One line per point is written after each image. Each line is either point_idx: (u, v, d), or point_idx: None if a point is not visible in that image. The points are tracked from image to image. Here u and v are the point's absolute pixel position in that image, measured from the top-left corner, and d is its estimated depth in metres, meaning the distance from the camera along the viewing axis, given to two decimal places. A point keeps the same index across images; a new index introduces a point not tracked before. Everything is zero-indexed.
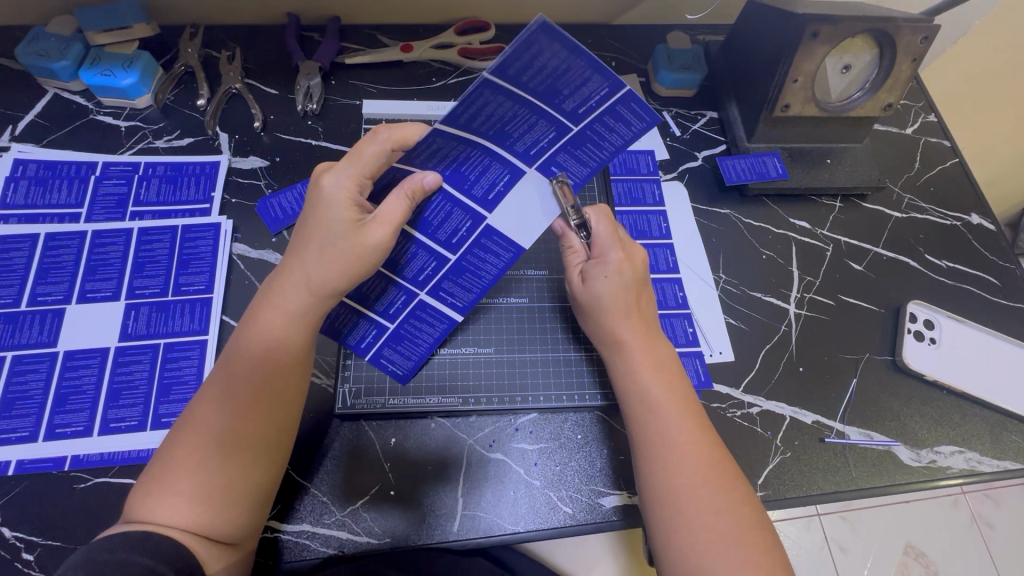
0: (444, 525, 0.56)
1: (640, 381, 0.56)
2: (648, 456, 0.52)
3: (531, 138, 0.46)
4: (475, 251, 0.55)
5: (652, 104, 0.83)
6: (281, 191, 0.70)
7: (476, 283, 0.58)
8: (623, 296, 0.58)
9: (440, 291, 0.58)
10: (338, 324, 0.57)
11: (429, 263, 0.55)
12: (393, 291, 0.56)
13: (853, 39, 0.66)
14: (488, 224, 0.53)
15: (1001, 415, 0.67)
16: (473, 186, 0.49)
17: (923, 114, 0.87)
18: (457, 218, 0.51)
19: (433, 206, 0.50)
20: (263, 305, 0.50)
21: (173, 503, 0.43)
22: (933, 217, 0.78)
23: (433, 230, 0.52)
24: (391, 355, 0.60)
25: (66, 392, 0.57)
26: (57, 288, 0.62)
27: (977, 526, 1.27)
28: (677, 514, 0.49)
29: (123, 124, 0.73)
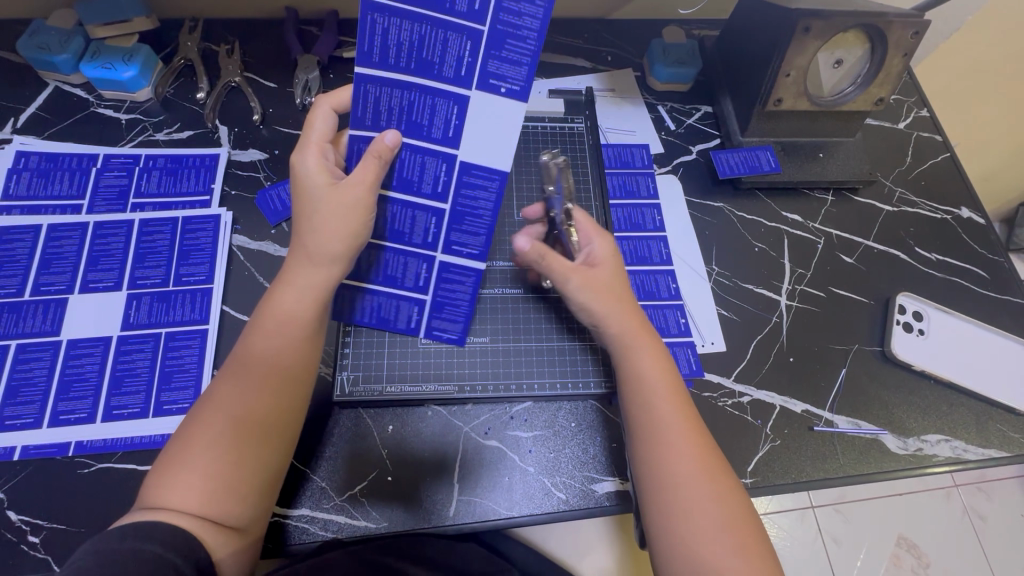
0: (440, 510, 0.57)
1: (640, 374, 0.56)
2: (643, 448, 0.53)
3: (454, 56, 0.50)
4: (463, 192, 0.57)
5: (647, 98, 0.83)
6: (280, 184, 0.71)
7: (481, 225, 0.59)
8: (619, 283, 0.60)
9: (452, 245, 0.60)
10: (386, 315, 0.63)
11: (429, 220, 0.59)
12: (414, 262, 0.61)
13: (844, 34, 0.67)
14: (461, 160, 0.55)
15: (987, 405, 0.68)
16: (431, 127, 0.53)
17: (916, 109, 0.88)
18: (431, 164, 0.55)
19: (408, 164, 0.55)
20: (271, 291, 0.52)
21: (183, 484, 0.44)
22: (924, 210, 0.80)
23: (418, 187, 0.57)
24: (440, 324, 0.63)
25: (70, 380, 0.59)
26: (60, 278, 0.63)
27: (969, 519, 1.28)
28: (671, 503, 0.50)
29: (123, 116, 0.73)
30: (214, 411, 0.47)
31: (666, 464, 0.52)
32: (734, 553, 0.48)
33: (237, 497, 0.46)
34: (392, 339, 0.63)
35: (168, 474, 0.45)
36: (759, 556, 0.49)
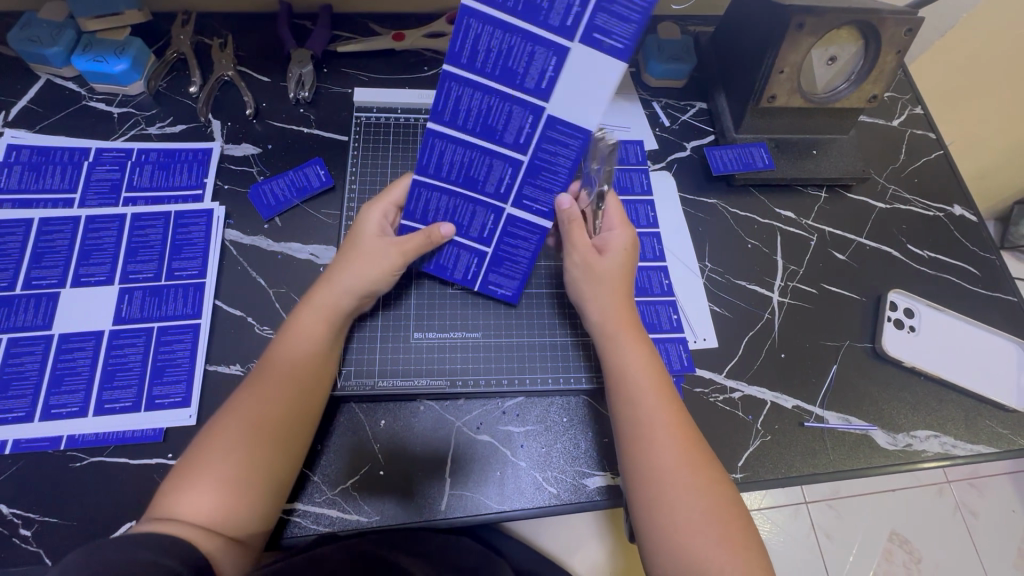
0: (432, 504, 0.58)
1: (627, 366, 0.57)
2: (629, 438, 0.54)
3: (538, 69, 0.50)
4: (507, 240, 0.63)
5: (641, 94, 0.83)
6: (273, 178, 0.71)
7: (555, 180, 0.57)
8: (625, 276, 0.61)
9: (524, 199, 0.59)
10: (444, 262, 0.65)
11: (505, 170, 0.57)
12: (481, 210, 0.60)
13: (838, 31, 0.67)
14: (510, 215, 0.60)
15: (976, 400, 0.69)
16: (504, 132, 0.54)
17: (910, 106, 0.88)
18: (498, 168, 0.57)
19: (462, 212, 0.61)
20: (297, 313, 0.57)
21: (199, 493, 0.47)
22: (917, 208, 0.80)
23: (482, 185, 0.58)
24: (497, 279, 0.65)
25: (61, 374, 0.58)
26: (51, 272, 0.63)
27: (960, 514, 1.29)
28: (657, 495, 0.51)
29: (116, 110, 0.73)
30: (231, 420, 0.50)
31: (650, 456, 0.52)
32: (720, 544, 0.48)
33: (240, 509, 0.48)
34: (385, 335, 0.64)
35: (180, 483, 0.48)
36: (746, 546, 0.49)
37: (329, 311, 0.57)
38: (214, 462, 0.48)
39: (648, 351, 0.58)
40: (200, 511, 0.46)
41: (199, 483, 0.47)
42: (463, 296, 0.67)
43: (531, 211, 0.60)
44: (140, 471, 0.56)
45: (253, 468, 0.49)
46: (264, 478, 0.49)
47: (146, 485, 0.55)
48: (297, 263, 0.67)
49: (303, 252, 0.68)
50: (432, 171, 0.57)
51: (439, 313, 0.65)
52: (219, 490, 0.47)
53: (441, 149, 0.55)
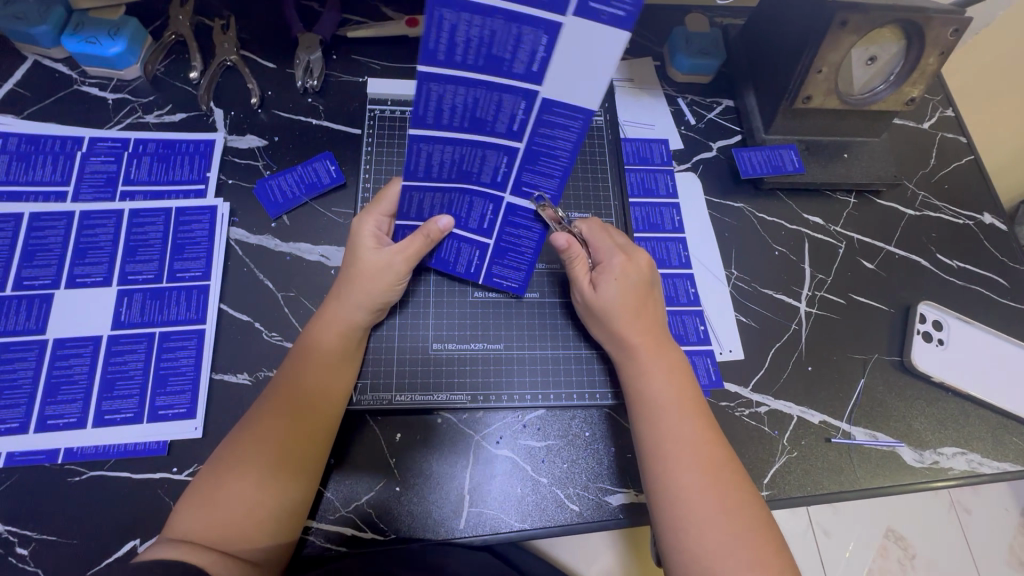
0: (450, 523, 0.55)
1: (649, 383, 0.55)
2: (654, 456, 0.51)
3: (526, 51, 0.40)
4: (508, 228, 0.57)
5: (667, 90, 0.80)
6: (280, 173, 0.67)
7: (556, 166, 0.50)
8: (631, 297, 0.58)
9: (523, 186, 0.52)
10: (445, 257, 0.61)
11: (500, 159, 0.50)
12: (480, 203, 0.55)
13: (881, 30, 0.63)
14: (509, 202, 0.54)
15: (1002, 416, 0.67)
16: (495, 123, 0.46)
17: (941, 108, 0.85)
18: (493, 158, 0.49)
19: (458, 205, 0.55)
20: (310, 328, 0.56)
21: (208, 518, 0.46)
22: (946, 215, 0.77)
23: (477, 177, 0.51)
24: (501, 270, 0.62)
25: (58, 382, 0.55)
26: (44, 272, 0.59)
27: (955, 512, 1.14)
28: (681, 517, 0.48)
29: (110, 96, 0.68)
30: (242, 443, 0.49)
31: (672, 476, 0.50)
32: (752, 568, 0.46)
33: (253, 535, 0.46)
34: (402, 345, 0.61)
35: (192, 506, 0.47)
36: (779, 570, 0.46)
37: (341, 326, 0.55)
38: (227, 485, 0.47)
39: (671, 365, 0.56)
40: (212, 536, 0.45)
41: (212, 506, 0.46)
42: (482, 304, 0.64)
43: (530, 196, 0.53)
44: (144, 487, 0.53)
45: (268, 491, 0.48)
46: (278, 503, 0.48)
47: (151, 502, 0.52)
48: (307, 265, 0.64)
49: (313, 254, 0.64)
50: (421, 174, 0.50)
51: (456, 322, 0.63)
52: (232, 514, 0.46)
53: (428, 153, 0.47)
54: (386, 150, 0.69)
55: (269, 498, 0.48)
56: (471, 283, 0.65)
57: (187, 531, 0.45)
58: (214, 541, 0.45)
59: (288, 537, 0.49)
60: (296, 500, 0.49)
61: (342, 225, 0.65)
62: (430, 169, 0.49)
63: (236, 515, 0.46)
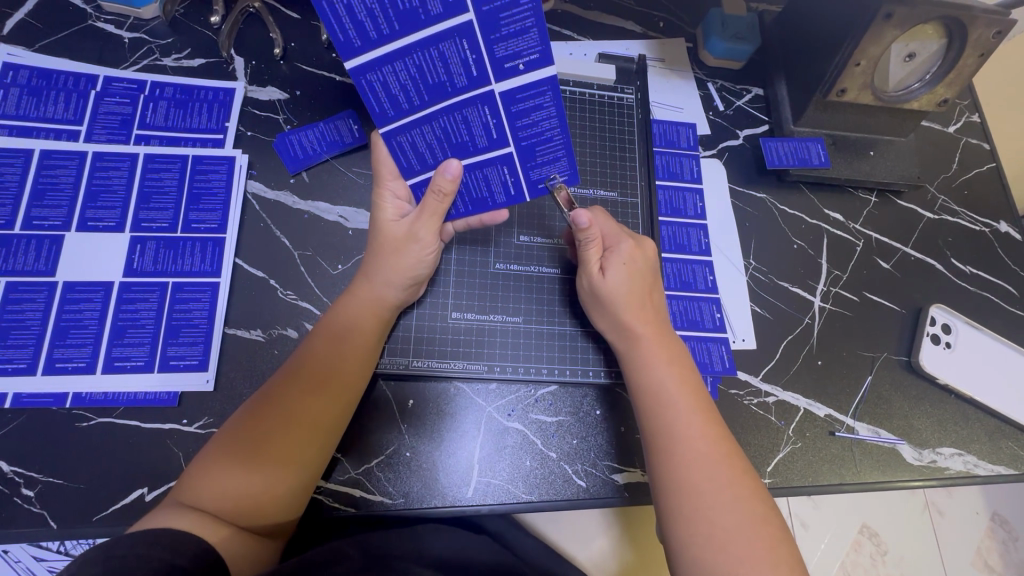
0: (458, 491, 0.56)
1: (654, 374, 0.54)
2: (657, 447, 0.51)
3: None
4: (521, 124, 0.50)
5: (697, 72, 0.78)
6: (301, 129, 0.65)
7: (520, 16, 0.43)
8: (638, 285, 0.58)
9: (504, 64, 0.46)
10: (477, 194, 0.54)
11: (459, 46, 0.44)
12: (473, 110, 0.48)
13: (924, 26, 0.62)
14: (500, 93, 0.47)
15: (1000, 421, 0.68)
16: (427, 6, 0.41)
17: (968, 113, 0.84)
18: (452, 51, 0.44)
19: (454, 129, 0.49)
20: (340, 302, 0.55)
21: (208, 487, 0.45)
22: (964, 220, 0.78)
23: (452, 85, 0.46)
24: (542, 171, 0.53)
25: (67, 326, 0.54)
26: (55, 213, 0.57)
27: (929, 514, 1.17)
28: (680, 502, 0.48)
29: (125, 34, 0.65)
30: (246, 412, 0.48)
31: (674, 463, 0.49)
32: (751, 560, 0.44)
33: (259, 506, 0.46)
34: (421, 310, 0.60)
35: (198, 472, 0.46)
36: (789, 564, 0.45)
37: (373, 304, 0.54)
38: (236, 455, 0.46)
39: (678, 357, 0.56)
40: (213, 505, 0.44)
41: (220, 474, 0.45)
42: (502, 274, 0.64)
43: (519, 72, 0.46)
44: (155, 436, 0.52)
45: (268, 463, 0.46)
46: (283, 477, 0.47)
47: (161, 451, 0.52)
48: (326, 225, 0.62)
49: (331, 214, 0.63)
50: (393, 111, 0.47)
51: (476, 291, 0.62)
52: (234, 484, 0.45)
53: (383, 81, 0.45)
54: None
55: (276, 469, 0.47)
56: (494, 254, 0.64)
57: (196, 498, 0.44)
58: (225, 512, 0.44)
59: (300, 511, 0.49)
60: (300, 474, 0.48)
61: (363, 185, 0.64)
62: (399, 98, 0.46)
63: (238, 487, 0.45)
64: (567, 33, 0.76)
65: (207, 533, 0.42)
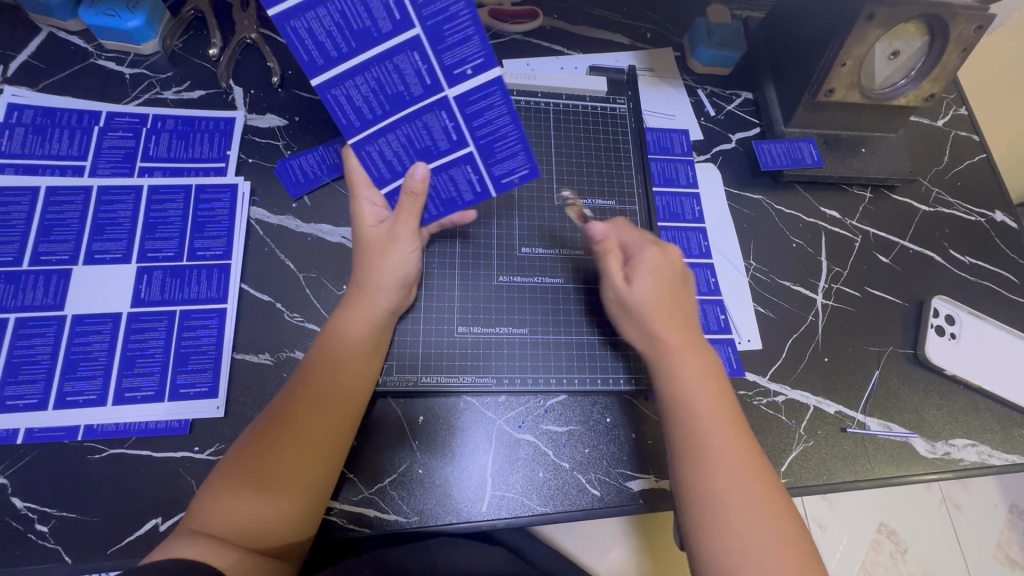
0: (472, 505, 0.56)
1: (687, 382, 0.54)
2: (690, 458, 0.50)
3: None
4: (478, 124, 0.51)
5: (687, 80, 0.80)
6: (301, 153, 0.66)
7: (462, 26, 0.44)
8: (665, 292, 0.58)
9: (454, 73, 0.47)
10: (446, 196, 0.56)
11: (411, 59, 0.45)
12: (432, 116, 0.49)
13: (905, 25, 0.64)
14: (453, 98, 0.48)
15: (1012, 411, 0.68)
16: (377, 25, 0.43)
17: (955, 107, 0.86)
18: (406, 63, 0.46)
19: (417, 137, 0.51)
20: (340, 314, 0.55)
21: (220, 513, 0.45)
22: (960, 212, 0.78)
23: (410, 95, 0.48)
24: (504, 168, 0.54)
25: (77, 358, 0.54)
26: (62, 247, 0.58)
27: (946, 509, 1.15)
28: (712, 515, 0.47)
29: (126, 70, 0.67)
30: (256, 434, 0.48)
31: (701, 473, 0.49)
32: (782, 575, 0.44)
33: (272, 529, 0.46)
34: (427, 326, 0.61)
35: (210, 498, 0.46)
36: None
37: (372, 313, 0.54)
38: (252, 479, 0.46)
39: (709, 366, 0.55)
40: (227, 530, 0.44)
41: (236, 499, 0.45)
42: (506, 286, 0.64)
43: (468, 76, 0.47)
44: (167, 465, 0.52)
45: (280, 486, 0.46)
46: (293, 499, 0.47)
47: (174, 480, 0.52)
48: (329, 246, 0.63)
49: (335, 235, 0.64)
50: (359, 123, 0.48)
51: (480, 305, 0.63)
52: (246, 509, 0.45)
53: (346, 96, 0.47)
54: None
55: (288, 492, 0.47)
56: (496, 267, 0.65)
57: (209, 523, 0.44)
58: (240, 538, 0.44)
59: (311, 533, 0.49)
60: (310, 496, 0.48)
61: None
62: (363, 111, 0.48)
63: (249, 512, 0.45)
64: (556, 48, 0.78)
65: (220, 560, 0.42)
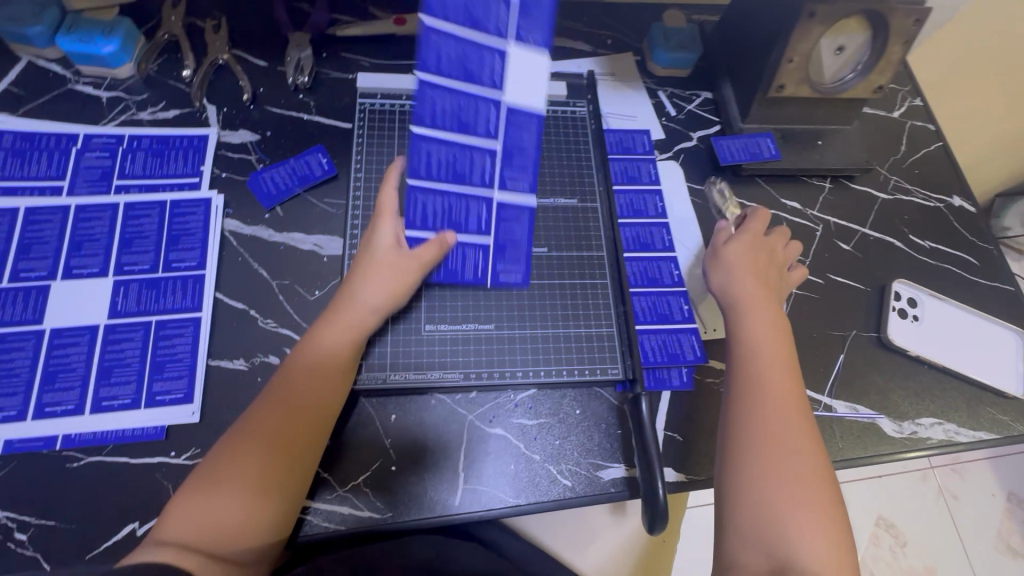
0: (445, 499, 0.57)
1: (754, 336, 0.58)
2: (746, 401, 0.54)
3: (500, 25, 0.44)
4: (504, 224, 0.56)
5: (647, 83, 0.82)
6: (273, 166, 0.68)
7: (528, 161, 0.52)
8: (755, 256, 0.65)
9: (506, 181, 0.53)
10: (453, 268, 0.59)
11: (484, 159, 0.51)
12: (473, 205, 0.54)
13: (847, 21, 0.66)
14: (500, 199, 0.54)
15: (976, 388, 0.70)
16: (476, 125, 0.49)
17: (910, 98, 0.88)
18: (478, 159, 0.51)
19: (456, 212, 0.55)
20: (324, 324, 0.56)
21: (192, 516, 0.46)
22: (918, 198, 0.81)
23: (469, 179, 0.52)
24: (505, 267, 0.59)
25: (55, 370, 0.56)
26: (40, 264, 0.60)
27: None
28: (752, 449, 0.52)
29: (104, 94, 0.70)
30: (240, 441, 0.50)
31: (762, 458, 0.51)
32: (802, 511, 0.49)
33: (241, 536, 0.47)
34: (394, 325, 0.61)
35: (188, 497, 0.48)
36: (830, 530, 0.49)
37: (353, 326, 0.56)
38: (228, 487, 0.48)
39: (784, 357, 0.57)
40: (197, 530, 0.46)
41: (209, 507, 0.47)
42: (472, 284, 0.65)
43: (514, 190, 0.54)
44: (143, 471, 0.54)
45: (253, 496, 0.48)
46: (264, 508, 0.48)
47: (149, 485, 0.53)
48: (301, 254, 0.65)
49: (306, 243, 0.66)
50: (423, 173, 0.51)
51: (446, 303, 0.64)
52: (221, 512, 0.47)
53: (428, 152, 0.49)
54: (376, 139, 0.69)
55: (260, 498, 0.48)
56: None
57: (183, 523, 0.46)
58: (205, 540, 0.46)
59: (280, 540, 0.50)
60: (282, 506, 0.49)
61: (335, 215, 0.67)
62: (421, 169, 0.50)
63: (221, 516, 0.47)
64: None
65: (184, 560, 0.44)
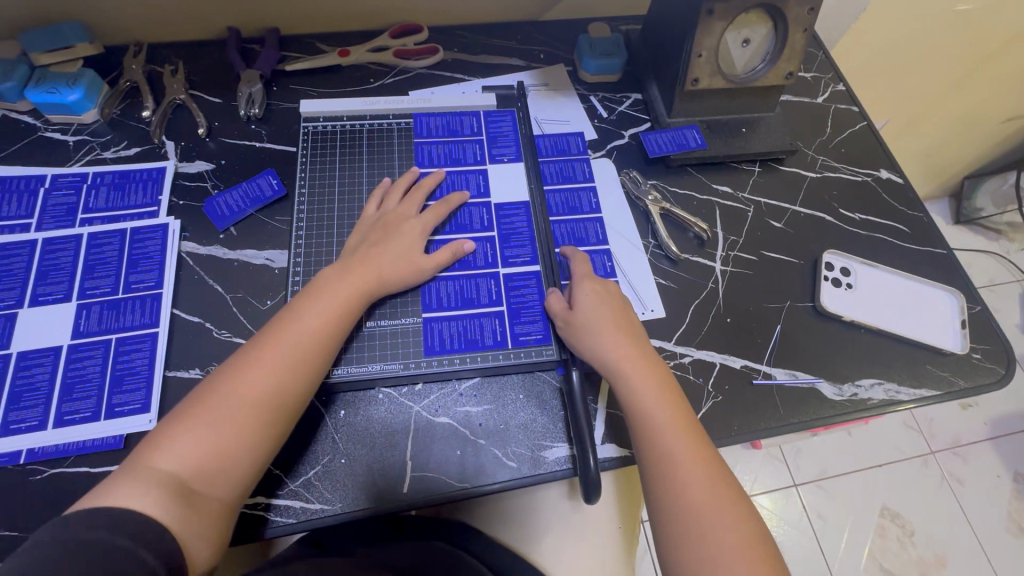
0: (394, 487, 0.59)
1: (647, 405, 0.57)
2: (656, 475, 0.54)
3: (478, 180, 0.76)
4: (512, 293, 0.69)
5: (579, 90, 0.88)
6: (226, 191, 0.73)
7: (523, 239, 0.72)
8: (615, 315, 0.63)
9: (509, 260, 0.71)
10: (470, 337, 0.66)
11: (485, 247, 0.71)
12: (481, 282, 0.69)
13: (747, 14, 0.72)
14: (504, 274, 0.70)
15: (914, 347, 0.71)
16: (472, 224, 0.73)
17: (832, 84, 0.93)
18: (481, 247, 0.71)
19: (467, 289, 0.68)
20: (335, 277, 0.62)
21: (177, 450, 0.49)
22: (845, 174, 0.84)
23: (475, 264, 0.70)
24: (524, 328, 0.66)
25: (21, 390, 0.59)
26: (8, 294, 0.64)
27: None
28: (680, 528, 0.51)
29: (70, 138, 0.76)
30: (238, 376, 0.54)
31: (692, 536, 0.51)
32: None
33: (217, 469, 0.50)
34: None
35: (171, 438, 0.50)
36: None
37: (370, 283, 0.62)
38: (211, 420, 0.51)
39: (681, 416, 0.57)
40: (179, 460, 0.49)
41: (192, 441, 0.50)
42: None
43: (519, 264, 0.70)
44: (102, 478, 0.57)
45: (236, 430, 0.51)
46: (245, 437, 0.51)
47: None
48: (254, 268, 0.69)
49: (258, 258, 0.70)
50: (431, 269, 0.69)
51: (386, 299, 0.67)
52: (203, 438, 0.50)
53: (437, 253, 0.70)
54: (320, 160, 0.75)
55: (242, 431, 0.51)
56: None
57: (166, 455, 0.49)
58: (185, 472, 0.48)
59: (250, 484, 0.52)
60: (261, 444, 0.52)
61: (286, 230, 0.72)
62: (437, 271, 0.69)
63: (200, 448, 0.50)
64: (457, 76, 0.87)
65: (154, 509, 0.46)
